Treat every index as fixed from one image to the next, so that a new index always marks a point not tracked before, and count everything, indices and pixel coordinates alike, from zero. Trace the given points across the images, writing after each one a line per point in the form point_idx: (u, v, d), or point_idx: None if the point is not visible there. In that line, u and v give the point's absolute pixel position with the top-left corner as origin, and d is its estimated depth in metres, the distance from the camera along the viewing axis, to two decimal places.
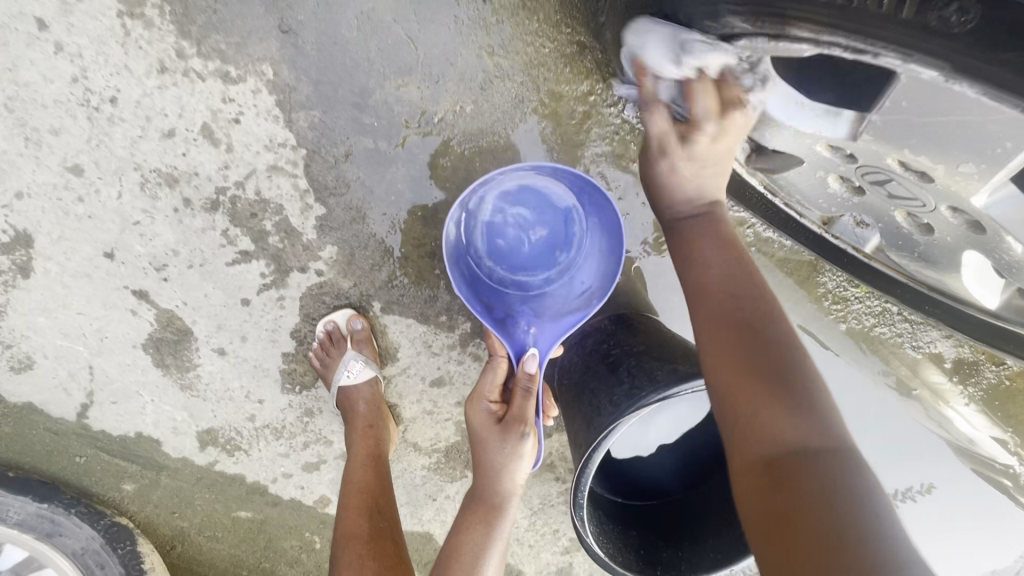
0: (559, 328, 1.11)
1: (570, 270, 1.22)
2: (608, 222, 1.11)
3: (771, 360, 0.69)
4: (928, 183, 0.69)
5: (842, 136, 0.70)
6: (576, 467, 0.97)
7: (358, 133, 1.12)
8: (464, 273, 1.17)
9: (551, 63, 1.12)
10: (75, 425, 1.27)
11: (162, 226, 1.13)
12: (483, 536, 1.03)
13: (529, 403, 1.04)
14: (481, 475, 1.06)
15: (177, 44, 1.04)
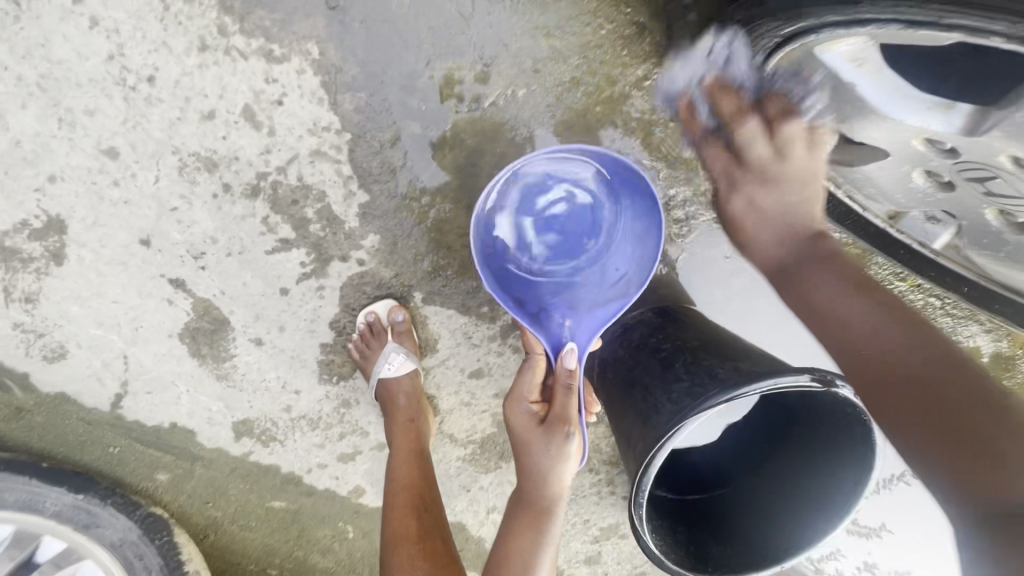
0: (596, 320, 1.05)
1: (601, 256, 1.14)
2: (645, 205, 1.04)
3: (953, 398, 0.63)
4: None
5: (955, 130, 0.69)
6: (638, 471, 0.96)
7: (406, 116, 1.07)
8: (489, 268, 1.10)
9: (608, 45, 1.07)
10: (109, 415, 1.24)
11: (200, 213, 1.09)
12: (533, 540, 1.01)
13: (571, 401, 0.99)
14: (527, 477, 1.03)
15: (219, 20, 0.98)
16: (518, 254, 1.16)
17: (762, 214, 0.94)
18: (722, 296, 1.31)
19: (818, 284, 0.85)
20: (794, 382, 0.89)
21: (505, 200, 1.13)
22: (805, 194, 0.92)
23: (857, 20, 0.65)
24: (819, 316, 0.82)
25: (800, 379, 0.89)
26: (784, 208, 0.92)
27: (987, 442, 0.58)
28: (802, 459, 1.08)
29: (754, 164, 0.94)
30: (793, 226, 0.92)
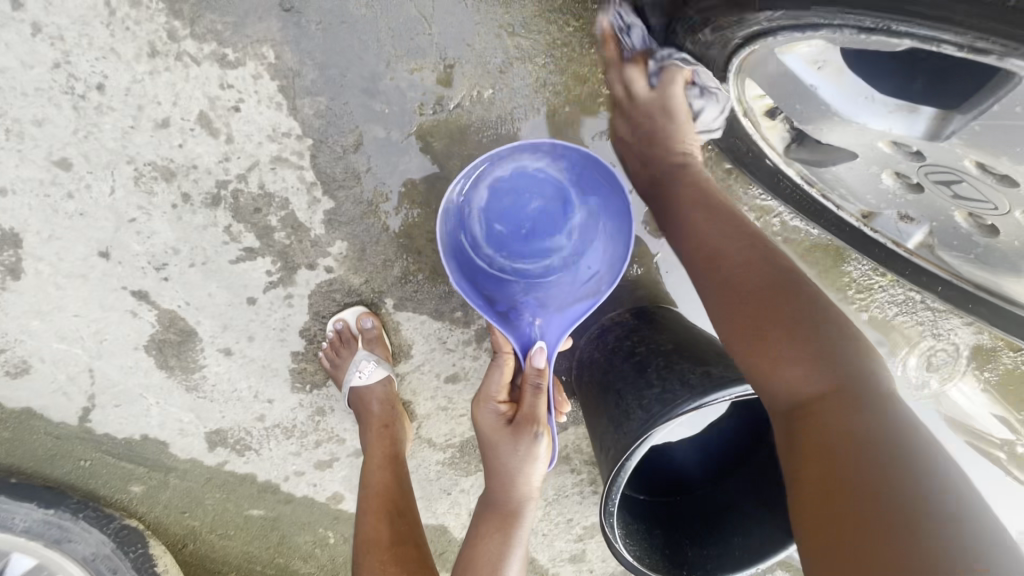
0: (567, 319, 1.01)
1: (573, 254, 1.13)
2: (619, 203, 1.03)
3: (763, 311, 0.77)
4: (1013, 188, 0.65)
5: (917, 135, 0.66)
6: (609, 473, 0.94)
7: (368, 120, 1.04)
8: (459, 265, 1.05)
9: (575, 43, 1.04)
10: (78, 429, 1.22)
11: (160, 223, 1.06)
12: (501, 545, 0.99)
13: (540, 401, 0.98)
14: (496, 478, 1.02)
15: (168, 24, 0.95)
16: (489, 250, 1.12)
17: (635, 144, 1.04)
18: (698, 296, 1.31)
19: (702, 208, 0.92)
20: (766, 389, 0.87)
21: (474, 198, 1.09)
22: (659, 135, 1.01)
23: (809, 23, 0.61)
24: (700, 245, 0.89)
25: None
26: (649, 139, 1.02)
27: (775, 349, 0.74)
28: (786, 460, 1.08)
29: (624, 100, 1.03)
30: (665, 149, 1.01)
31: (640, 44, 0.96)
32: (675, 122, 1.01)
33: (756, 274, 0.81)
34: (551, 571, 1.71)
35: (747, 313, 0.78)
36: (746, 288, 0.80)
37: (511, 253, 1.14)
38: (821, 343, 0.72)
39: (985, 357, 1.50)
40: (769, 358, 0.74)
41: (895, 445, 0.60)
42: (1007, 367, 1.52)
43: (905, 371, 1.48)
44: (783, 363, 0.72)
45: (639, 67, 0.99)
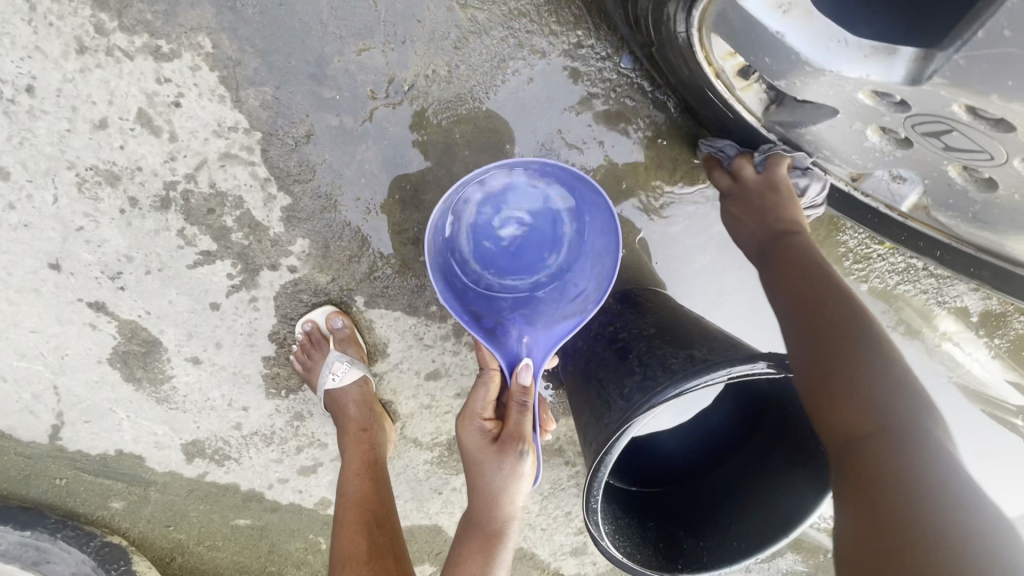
0: (554, 337, 0.97)
1: (562, 271, 1.07)
2: (605, 219, 0.98)
3: (837, 360, 0.76)
4: (1010, 133, 0.57)
5: (897, 80, 0.58)
6: (588, 473, 0.87)
7: (318, 109, 0.98)
8: (444, 275, 0.99)
9: (533, 13, 0.98)
10: (49, 447, 1.19)
11: (110, 230, 1.01)
12: (481, 564, 0.94)
13: (526, 417, 0.93)
14: (479, 495, 0.97)
15: (95, 17, 0.89)
16: (477, 266, 1.07)
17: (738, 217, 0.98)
18: (689, 275, 1.22)
19: (799, 272, 0.87)
20: (749, 371, 0.80)
21: (465, 212, 1.04)
22: (769, 201, 0.95)
23: None
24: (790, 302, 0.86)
25: (753, 367, 0.80)
26: (753, 212, 0.96)
27: (844, 390, 0.74)
28: (786, 444, 1.02)
29: (725, 184, 1.00)
30: (768, 217, 0.94)
31: (737, 151, 1.02)
32: (786, 198, 0.94)
33: (839, 326, 0.79)
34: (553, 566, 1.67)
35: (817, 357, 0.78)
36: (821, 336, 0.80)
37: (500, 269, 1.08)
38: (890, 396, 0.72)
39: (995, 323, 1.43)
40: (836, 402, 0.74)
41: (959, 504, 0.61)
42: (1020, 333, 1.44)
43: (909, 341, 1.42)
44: (849, 406, 0.73)
45: (745, 159, 0.99)
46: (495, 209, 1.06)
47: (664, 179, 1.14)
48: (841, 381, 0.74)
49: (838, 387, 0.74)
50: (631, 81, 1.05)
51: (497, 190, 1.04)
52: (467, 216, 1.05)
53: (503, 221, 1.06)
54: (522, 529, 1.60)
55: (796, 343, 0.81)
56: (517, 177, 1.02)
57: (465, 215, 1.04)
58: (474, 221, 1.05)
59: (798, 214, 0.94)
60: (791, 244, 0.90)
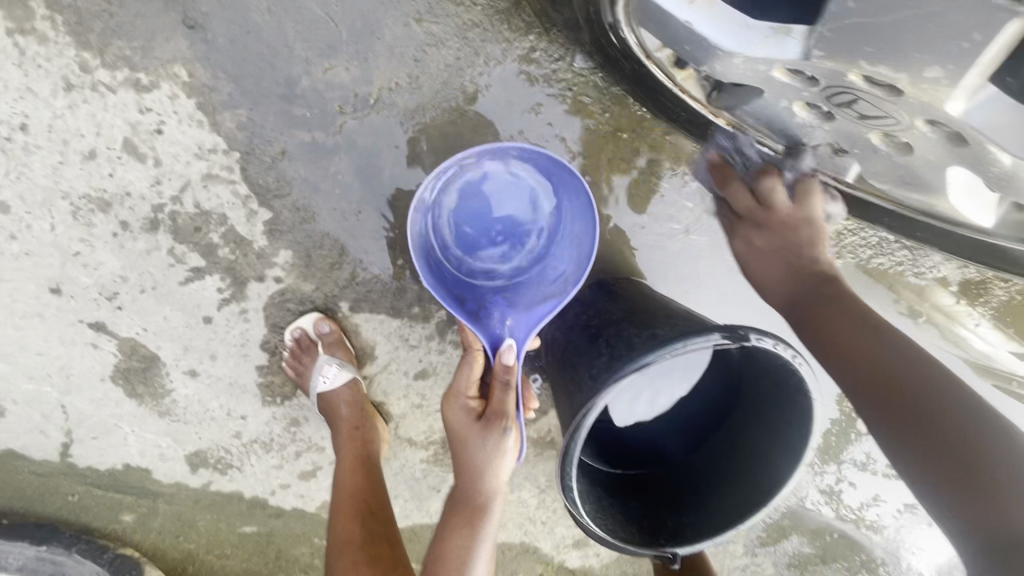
0: (535, 317, 1.01)
1: (542, 256, 1.14)
2: (581, 204, 1.04)
3: (886, 375, 0.85)
4: (898, 96, 0.62)
5: (796, 56, 0.64)
6: (560, 445, 0.90)
7: (291, 127, 1.05)
8: (427, 261, 1.06)
9: (486, 23, 1.04)
10: (61, 464, 1.25)
11: (104, 253, 1.08)
12: (467, 537, 1.01)
13: (509, 397, 0.96)
14: (465, 472, 1.02)
15: (78, 56, 0.96)
16: (460, 250, 1.15)
17: (765, 250, 1.08)
18: (662, 262, 1.26)
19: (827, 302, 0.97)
20: (704, 343, 0.86)
21: (445, 200, 1.11)
22: (798, 228, 1.05)
23: None
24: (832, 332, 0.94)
25: (709, 338, 0.86)
26: (779, 245, 1.06)
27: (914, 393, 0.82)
28: (763, 416, 1.06)
29: (751, 212, 1.09)
30: (796, 253, 1.05)
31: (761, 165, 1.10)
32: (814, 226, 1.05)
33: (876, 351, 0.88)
34: (557, 559, 1.69)
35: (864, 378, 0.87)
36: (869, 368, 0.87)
37: (482, 254, 1.16)
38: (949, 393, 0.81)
39: (975, 292, 1.46)
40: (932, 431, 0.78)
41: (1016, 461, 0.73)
42: (1002, 301, 1.47)
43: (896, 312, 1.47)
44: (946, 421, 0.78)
45: (769, 178, 1.07)
46: (475, 197, 1.13)
47: (627, 171, 1.19)
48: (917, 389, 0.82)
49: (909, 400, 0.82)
50: (587, 80, 1.10)
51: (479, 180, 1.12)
52: (450, 203, 1.12)
53: (486, 208, 1.14)
54: (523, 524, 1.63)
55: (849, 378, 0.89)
56: (497, 166, 1.09)
57: (446, 202, 1.11)
58: (457, 208, 1.13)
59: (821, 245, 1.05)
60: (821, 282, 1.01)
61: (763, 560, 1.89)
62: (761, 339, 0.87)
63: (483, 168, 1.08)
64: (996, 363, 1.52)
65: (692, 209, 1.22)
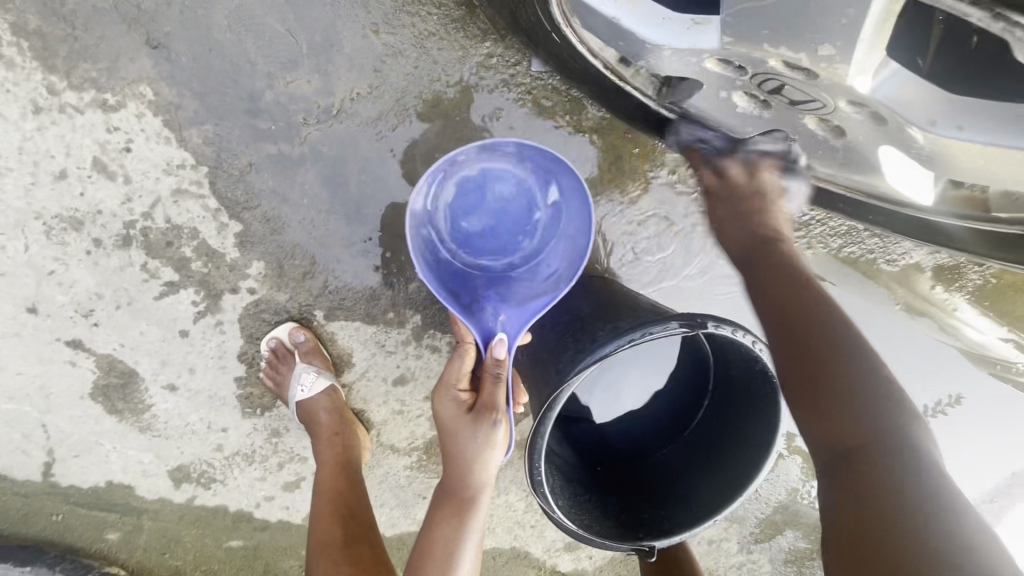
0: (528, 313, 1.00)
1: (537, 253, 1.14)
2: (579, 204, 1.05)
3: (818, 360, 0.79)
4: (817, 80, 0.65)
5: (715, 45, 0.67)
6: (528, 433, 0.90)
7: (257, 140, 1.07)
8: (425, 255, 1.04)
9: (442, 31, 1.07)
10: (44, 484, 1.26)
11: (78, 271, 1.10)
12: (452, 531, 1.01)
13: (500, 390, 0.96)
14: (454, 463, 1.02)
15: (46, 80, 0.99)
16: (455, 244, 1.13)
17: (725, 224, 0.99)
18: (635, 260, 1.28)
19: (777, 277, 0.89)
20: (665, 332, 0.87)
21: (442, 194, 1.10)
22: (757, 205, 0.97)
23: None
24: (786, 312, 0.85)
25: (668, 326, 0.87)
26: (736, 220, 0.98)
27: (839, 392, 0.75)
28: (735, 406, 1.08)
29: (714, 187, 1.01)
30: (752, 228, 0.96)
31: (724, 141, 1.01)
32: (770, 205, 0.97)
33: (824, 343, 0.80)
34: (549, 562, 1.69)
35: (800, 371, 0.80)
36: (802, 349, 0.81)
37: (477, 249, 1.15)
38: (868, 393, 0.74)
39: (949, 276, 1.48)
40: (830, 420, 0.74)
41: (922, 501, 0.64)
42: (976, 284, 1.49)
43: (875, 301, 1.50)
44: (863, 427, 0.72)
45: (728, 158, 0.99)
46: (469, 189, 1.11)
47: (591, 170, 1.21)
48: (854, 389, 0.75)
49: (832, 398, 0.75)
50: (545, 82, 1.13)
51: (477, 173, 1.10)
52: (446, 197, 1.10)
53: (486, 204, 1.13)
54: (512, 529, 1.63)
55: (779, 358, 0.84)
56: (497, 163, 1.08)
57: (443, 195, 1.09)
58: (452, 201, 1.11)
59: (778, 218, 0.97)
60: (772, 253, 0.92)
61: (759, 556, 1.88)
62: (718, 327, 0.87)
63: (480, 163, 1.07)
64: (988, 350, 1.55)
65: (658, 205, 1.25)
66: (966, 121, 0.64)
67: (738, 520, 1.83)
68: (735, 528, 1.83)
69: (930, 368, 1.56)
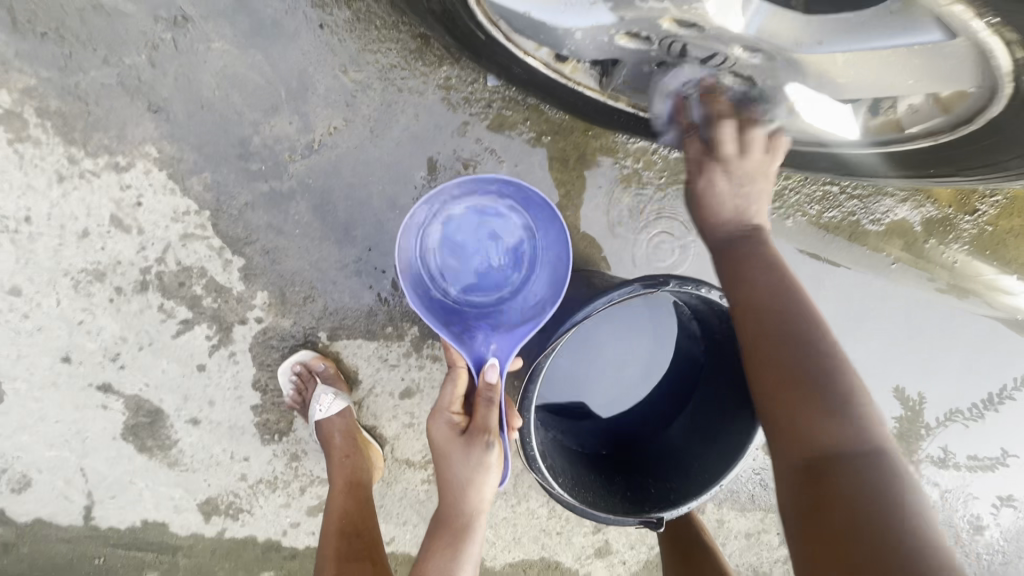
0: (515, 338, 1.05)
1: (522, 285, 1.21)
2: (556, 234, 1.11)
3: (792, 352, 0.73)
4: (706, 32, 0.74)
5: (611, 20, 0.76)
6: (518, 396, 0.98)
7: (250, 181, 1.19)
8: (416, 287, 1.14)
9: (404, 62, 1.19)
10: (85, 528, 1.34)
11: (104, 318, 1.22)
12: (450, 553, 1.01)
13: (493, 411, 0.98)
14: (450, 486, 1.02)
15: (67, 151, 1.14)
16: (445, 278, 1.22)
17: (722, 200, 0.84)
18: (616, 248, 1.34)
19: (754, 260, 0.81)
20: (626, 294, 0.93)
21: (431, 232, 1.19)
22: (758, 189, 0.85)
23: None
24: (760, 297, 0.78)
25: (630, 289, 0.92)
26: (739, 197, 0.84)
27: (817, 385, 0.70)
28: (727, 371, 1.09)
29: (723, 153, 0.84)
30: (743, 211, 0.84)
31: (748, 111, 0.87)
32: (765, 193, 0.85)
33: (799, 334, 0.73)
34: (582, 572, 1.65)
35: (774, 365, 0.73)
36: (778, 343, 0.74)
37: (464, 284, 1.23)
38: (838, 386, 0.70)
39: (941, 229, 1.47)
40: (795, 419, 0.70)
41: (889, 496, 0.62)
42: (971, 234, 1.47)
43: (869, 264, 1.50)
44: (836, 427, 0.67)
45: (752, 124, 0.86)
46: (454, 225, 1.21)
47: (560, 169, 1.29)
48: (832, 378, 0.70)
49: (807, 391, 0.70)
50: (503, 94, 1.23)
51: (459, 212, 1.19)
52: (435, 235, 1.20)
53: (472, 237, 1.22)
54: (538, 538, 1.62)
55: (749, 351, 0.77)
56: (475, 200, 1.17)
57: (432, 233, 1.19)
58: (440, 236, 1.21)
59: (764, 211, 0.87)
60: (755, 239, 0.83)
61: None
62: (681, 285, 0.93)
63: (464, 200, 1.17)
64: (995, 300, 1.54)
65: (627, 193, 1.32)
66: (823, 36, 0.72)
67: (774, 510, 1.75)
68: (773, 518, 1.76)
69: (939, 324, 1.56)
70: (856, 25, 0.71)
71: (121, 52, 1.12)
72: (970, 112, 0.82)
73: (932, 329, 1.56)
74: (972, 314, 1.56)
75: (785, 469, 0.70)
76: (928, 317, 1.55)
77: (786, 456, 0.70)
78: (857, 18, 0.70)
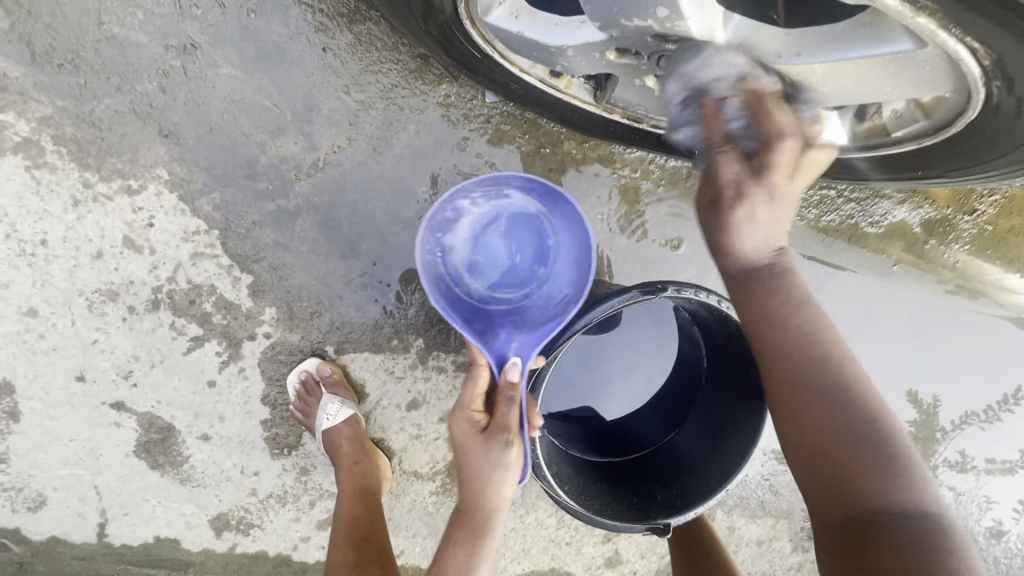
0: (537, 335, 1.03)
1: (548, 283, 1.21)
2: (579, 230, 1.10)
3: (828, 409, 0.75)
4: (688, 45, 0.79)
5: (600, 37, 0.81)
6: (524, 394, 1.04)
7: (258, 200, 1.23)
8: (440, 284, 1.15)
9: (404, 81, 1.23)
10: (99, 545, 1.36)
11: (118, 336, 1.25)
12: (471, 551, 1.00)
13: (513, 411, 0.97)
14: (469, 484, 1.01)
15: (81, 176, 1.18)
16: (469, 276, 1.22)
17: (757, 228, 0.79)
18: (616, 257, 1.36)
19: (778, 302, 0.81)
20: (627, 301, 0.94)
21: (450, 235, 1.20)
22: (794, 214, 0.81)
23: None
24: (791, 351, 0.79)
25: (630, 296, 0.94)
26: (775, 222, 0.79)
27: (854, 443, 0.73)
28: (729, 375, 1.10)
29: (770, 172, 0.77)
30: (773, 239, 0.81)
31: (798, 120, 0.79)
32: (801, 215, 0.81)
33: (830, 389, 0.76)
34: None
35: (813, 422, 0.75)
36: (811, 400, 0.76)
37: (489, 284, 1.23)
38: (876, 443, 0.73)
39: (940, 230, 1.47)
40: (837, 479, 0.72)
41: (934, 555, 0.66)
42: (972, 234, 1.47)
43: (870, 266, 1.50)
44: (879, 486, 0.70)
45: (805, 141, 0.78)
46: (480, 226, 1.23)
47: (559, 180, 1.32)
48: (870, 435, 0.73)
49: (848, 451, 0.73)
50: (501, 109, 1.27)
51: (485, 212, 1.21)
52: (460, 234, 1.21)
53: (497, 236, 1.24)
54: (548, 548, 1.61)
55: (782, 406, 0.79)
56: (499, 199, 1.19)
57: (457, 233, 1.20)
58: (465, 236, 1.22)
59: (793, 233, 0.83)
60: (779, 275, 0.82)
61: None
62: (678, 291, 0.95)
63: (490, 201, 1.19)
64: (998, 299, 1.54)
65: (625, 202, 1.34)
66: (801, 48, 0.76)
67: (785, 516, 1.74)
68: (784, 524, 1.75)
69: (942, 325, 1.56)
70: (834, 38, 0.73)
71: (133, 79, 1.17)
72: (951, 116, 0.84)
73: (935, 330, 1.56)
74: (975, 313, 1.55)
75: (826, 525, 0.73)
76: (930, 317, 1.55)
77: (828, 513, 0.73)
78: (833, 31, 0.73)
